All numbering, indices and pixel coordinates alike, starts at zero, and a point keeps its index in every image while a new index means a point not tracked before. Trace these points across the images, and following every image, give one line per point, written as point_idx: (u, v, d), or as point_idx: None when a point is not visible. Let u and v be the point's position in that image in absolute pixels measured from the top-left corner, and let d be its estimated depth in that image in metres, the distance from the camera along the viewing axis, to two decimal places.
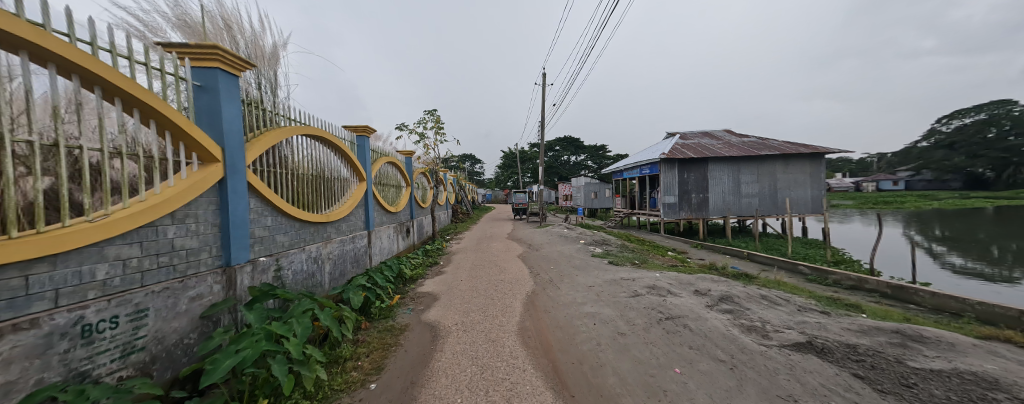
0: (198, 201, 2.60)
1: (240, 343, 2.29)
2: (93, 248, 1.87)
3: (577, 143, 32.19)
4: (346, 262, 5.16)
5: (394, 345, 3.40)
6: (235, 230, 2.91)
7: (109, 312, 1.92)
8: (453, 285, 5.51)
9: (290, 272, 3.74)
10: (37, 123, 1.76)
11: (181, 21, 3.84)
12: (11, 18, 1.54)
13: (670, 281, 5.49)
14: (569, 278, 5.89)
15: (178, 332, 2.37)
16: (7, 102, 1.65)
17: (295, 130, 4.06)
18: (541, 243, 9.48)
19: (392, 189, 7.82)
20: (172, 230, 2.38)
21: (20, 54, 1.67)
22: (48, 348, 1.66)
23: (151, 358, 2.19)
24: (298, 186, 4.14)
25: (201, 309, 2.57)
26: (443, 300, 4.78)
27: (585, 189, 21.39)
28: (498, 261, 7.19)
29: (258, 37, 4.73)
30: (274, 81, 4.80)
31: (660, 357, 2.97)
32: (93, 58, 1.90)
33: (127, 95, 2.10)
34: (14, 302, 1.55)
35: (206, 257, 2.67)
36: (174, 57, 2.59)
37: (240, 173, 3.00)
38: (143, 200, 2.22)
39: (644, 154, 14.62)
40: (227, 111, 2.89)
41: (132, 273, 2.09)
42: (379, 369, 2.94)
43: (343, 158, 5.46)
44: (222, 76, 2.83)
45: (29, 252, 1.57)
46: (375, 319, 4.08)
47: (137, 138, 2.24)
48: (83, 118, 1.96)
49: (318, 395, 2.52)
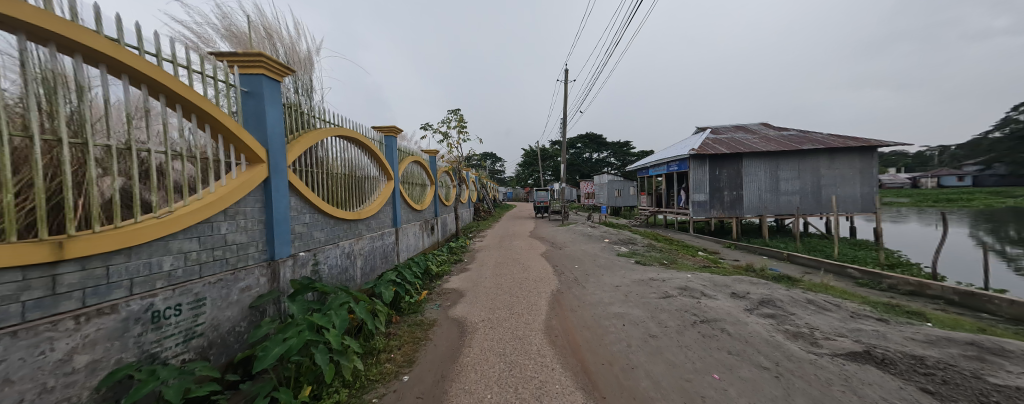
0: (246, 199, 2.79)
1: (287, 332, 2.45)
2: (160, 242, 2.06)
3: (599, 140, 31.57)
4: (376, 257, 5.35)
5: (424, 339, 3.50)
6: (278, 227, 3.09)
7: (174, 300, 2.11)
8: (479, 282, 5.57)
9: (327, 267, 3.94)
10: (112, 130, 1.96)
11: (229, 32, 4.15)
12: (91, 33, 1.72)
13: (703, 283, 5.24)
14: (595, 277, 5.76)
15: (230, 321, 2.56)
16: (90, 110, 1.85)
17: (329, 132, 4.25)
18: (564, 242, 9.37)
19: (417, 187, 8.02)
20: (225, 226, 2.57)
21: (99, 67, 1.86)
22: (125, 332, 1.84)
23: (209, 344, 2.39)
24: (331, 185, 4.33)
25: (249, 299, 2.76)
26: (469, 297, 4.85)
27: (608, 187, 20.56)
28: (522, 259, 7.17)
29: (295, 43, 5.01)
30: (309, 85, 5.06)
31: (697, 361, 2.86)
32: (158, 68, 2.08)
33: (186, 101, 2.29)
34: (98, 289, 1.74)
35: (253, 251, 2.87)
36: (225, 67, 2.79)
37: (282, 172, 3.18)
38: (200, 198, 2.42)
39: (672, 150, 14.07)
40: (271, 115, 3.07)
41: (192, 264, 2.28)
42: (411, 362, 3.04)
43: (373, 157, 5.67)
44: (266, 82, 3.02)
45: (110, 244, 1.75)
46: (404, 314, 4.20)
47: (194, 141, 2.44)
48: (150, 124, 2.16)
49: (355, 384, 2.65)
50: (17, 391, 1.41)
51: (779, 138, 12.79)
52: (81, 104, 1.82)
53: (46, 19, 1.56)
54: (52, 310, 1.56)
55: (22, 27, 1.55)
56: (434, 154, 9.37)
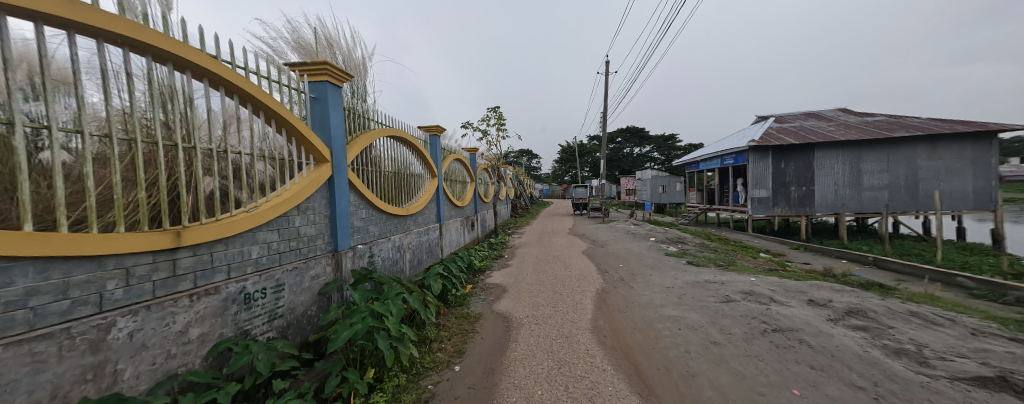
0: (314, 195, 3.05)
1: (353, 318, 2.63)
2: (249, 233, 2.32)
3: (643, 134, 29.97)
4: (422, 251, 5.57)
5: (472, 332, 3.56)
6: (340, 221, 3.34)
7: (260, 285, 2.36)
8: (521, 278, 5.56)
9: (380, 259, 4.19)
10: (212, 134, 2.24)
11: (297, 44, 4.56)
12: (197, 52, 2.01)
13: (772, 287, 4.72)
14: (642, 277, 5.46)
15: (303, 305, 2.82)
16: (196, 118, 2.14)
17: (381, 133, 4.50)
18: (606, 240, 9.01)
19: (458, 184, 8.22)
20: (298, 219, 2.83)
21: (203, 81, 2.16)
22: (225, 310, 2.10)
23: (287, 324, 2.65)
24: (383, 183, 4.59)
25: (317, 286, 3.01)
26: (512, 292, 4.85)
27: (652, 184, 18.89)
28: (563, 256, 7.02)
29: (351, 50, 5.37)
30: (364, 89, 5.40)
31: (771, 374, 2.56)
32: (246, 79, 2.35)
33: (266, 107, 2.54)
34: (206, 273, 2.00)
35: (321, 243, 3.13)
36: (296, 76, 3.06)
37: (344, 171, 3.42)
38: (279, 194, 2.69)
39: (729, 141, 12.85)
40: (334, 119, 3.32)
41: (274, 254, 2.55)
42: (460, 353, 3.11)
43: (419, 156, 5.90)
44: (330, 88, 3.27)
45: (213, 234, 2.00)
46: (451, 306, 4.32)
47: (274, 143, 2.71)
48: (240, 128, 2.43)
49: (413, 370, 2.78)
50: (150, 355, 1.67)
51: (864, 124, 11.11)
52: (190, 112, 2.10)
53: (162, 40, 1.82)
54: (174, 289, 1.81)
55: (145, 49, 1.82)
56: (474, 152, 9.52)
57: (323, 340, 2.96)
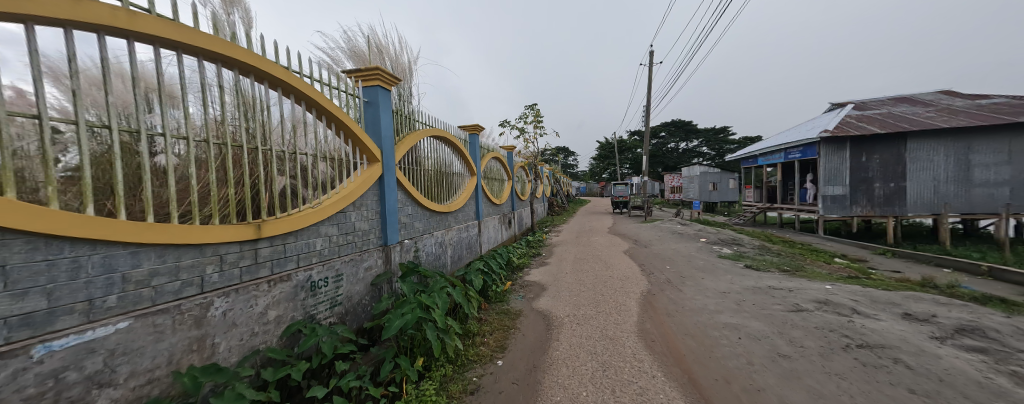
0: (367, 193, 3.26)
1: (403, 308, 2.76)
2: (314, 227, 2.54)
3: (691, 127, 28.05)
4: (462, 247, 5.72)
5: (513, 328, 3.57)
6: (389, 217, 3.53)
7: (322, 274, 2.58)
8: (561, 277, 5.48)
9: (424, 253, 4.37)
10: (283, 138, 2.48)
11: (352, 51, 4.90)
12: (272, 64, 2.25)
13: (853, 297, 4.16)
14: (693, 280, 5.11)
15: (358, 294, 3.04)
16: (273, 124, 2.40)
17: (425, 133, 4.68)
18: (649, 240, 8.56)
19: (496, 182, 8.30)
20: (354, 215, 3.04)
21: (277, 90, 2.41)
22: (295, 296, 2.31)
23: (345, 311, 2.87)
24: (426, 181, 4.77)
25: (370, 277, 3.23)
26: (551, 291, 4.79)
27: (700, 181, 17.09)
28: (603, 256, 6.79)
29: (398, 55, 5.65)
30: (409, 91, 5.65)
31: (857, 396, 2.25)
32: (311, 87, 2.59)
33: (328, 112, 2.77)
34: (280, 262, 2.23)
35: (373, 237, 3.33)
36: (351, 82, 3.28)
37: (392, 169, 3.61)
38: (338, 191, 2.90)
39: (794, 132, 11.55)
40: (384, 121, 3.52)
41: (334, 246, 2.77)
42: (503, 348, 3.14)
43: (459, 155, 6.06)
44: (381, 92, 3.47)
45: (285, 227, 2.23)
46: (492, 302, 4.37)
47: (333, 144, 2.94)
48: (306, 132, 2.67)
49: (458, 361, 2.86)
50: (238, 332, 1.89)
51: (974, 109, 9.37)
52: (267, 118, 2.34)
53: (247, 56, 2.07)
54: (256, 275, 2.04)
55: (232, 63, 2.06)
56: (511, 150, 9.55)
57: (376, 328, 3.15)
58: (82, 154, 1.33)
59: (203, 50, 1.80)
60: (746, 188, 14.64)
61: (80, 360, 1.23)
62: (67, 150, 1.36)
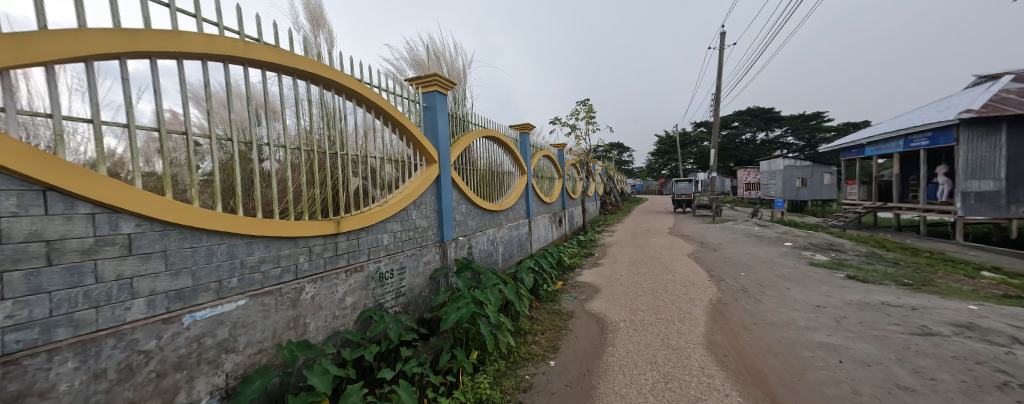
0: (426, 192, 3.48)
1: (459, 302, 2.89)
2: (382, 223, 2.79)
3: (770, 115, 24.80)
4: (513, 246, 5.80)
5: (564, 329, 3.52)
6: (445, 215, 3.72)
7: (388, 266, 2.82)
8: (616, 279, 5.26)
9: (477, 250, 4.54)
10: (357, 144, 2.76)
11: (413, 60, 5.26)
12: (349, 79, 2.54)
13: (1010, 322, 3.28)
14: (775, 290, 4.49)
15: (418, 286, 3.26)
16: (349, 131, 2.69)
17: (479, 133, 4.82)
18: (717, 242, 7.79)
19: (546, 180, 8.26)
20: (415, 213, 3.27)
21: (353, 101, 2.70)
22: (367, 285, 2.57)
23: (408, 302, 3.10)
24: (478, 180, 4.93)
25: (429, 271, 3.43)
26: (605, 293, 4.62)
27: (784, 176, 14.59)
28: (663, 259, 6.35)
29: (454, 60, 5.92)
30: (464, 93, 5.88)
31: None
32: (379, 96, 2.85)
33: (393, 117, 3.03)
34: (355, 254, 2.49)
35: (431, 234, 3.55)
36: (413, 89, 3.53)
37: (448, 169, 3.80)
38: (401, 191, 3.15)
39: (911, 118, 9.57)
40: (441, 124, 3.71)
41: (399, 241, 3.01)
42: (555, 348, 3.12)
43: (510, 154, 6.15)
44: (438, 97, 3.68)
45: (359, 223, 2.48)
46: (543, 301, 4.36)
47: (397, 147, 3.19)
48: (375, 137, 2.95)
49: (511, 357, 2.91)
50: (324, 314, 2.16)
51: None
52: (344, 126, 2.63)
53: (330, 72, 2.35)
54: (336, 265, 2.31)
55: (319, 80, 2.37)
56: (562, 148, 9.40)
57: (434, 318, 3.36)
58: (214, 162, 1.63)
59: (296, 70, 2.09)
60: (847, 184, 12.12)
61: (214, 329, 1.51)
62: (204, 159, 1.68)
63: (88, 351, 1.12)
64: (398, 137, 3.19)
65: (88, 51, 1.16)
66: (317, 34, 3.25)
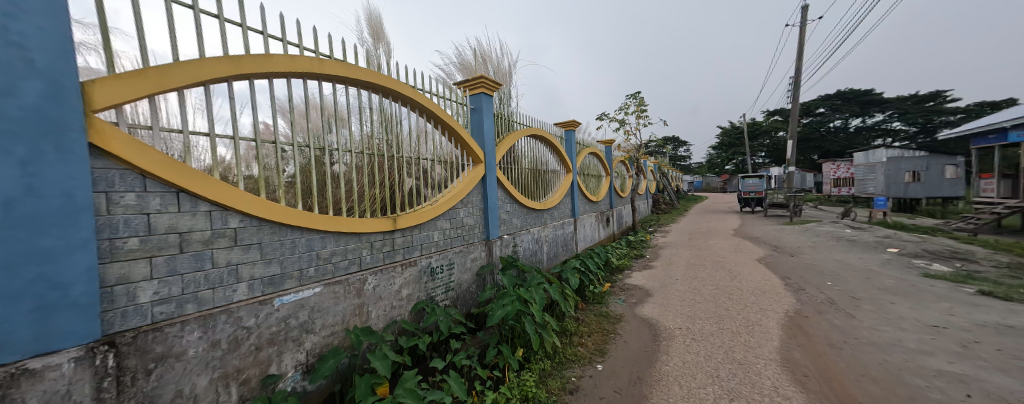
0: (472, 191, 3.60)
1: (504, 300, 2.95)
2: (433, 221, 2.95)
3: (867, 99, 21.19)
4: (558, 245, 5.74)
5: (613, 332, 3.37)
6: (491, 213, 3.81)
7: (439, 262, 2.98)
8: (670, 283, 4.89)
9: (522, 249, 4.58)
10: (411, 147, 2.95)
11: (461, 64, 5.47)
12: (404, 86, 2.73)
13: None
14: (873, 304, 3.59)
15: (466, 282, 3.39)
16: (404, 136, 2.89)
17: (523, 133, 4.85)
18: (794, 246, 6.88)
19: (593, 178, 8.03)
20: (462, 211, 3.40)
21: (407, 107, 2.90)
22: (420, 279, 2.74)
23: (457, 296, 3.25)
24: (522, 179, 4.96)
25: (476, 267, 3.55)
26: (657, 297, 4.33)
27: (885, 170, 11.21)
28: (725, 262, 5.79)
29: (500, 61, 6.03)
30: (510, 93, 5.96)
31: None
32: (430, 100, 3.02)
33: (443, 121, 3.19)
34: (409, 249, 2.68)
35: (477, 232, 3.67)
36: (460, 92, 3.68)
37: (493, 169, 3.89)
38: (450, 190, 3.30)
39: None
40: (487, 125, 3.80)
41: (448, 238, 3.17)
42: (603, 352, 2.99)
43: (555, 152, 6.09)
44: (484, 98, 3.78)
45: (413, 220, 2.66)
46: (589, 302, 4.24)
47: (446, 149, 3.34)
48: (426, 140, 3.12)
49: (556, 358, 2.87)
50: (384, 304, 2.35)
51: None
52: (400, 130, 2.83)
53: (388, 82, 2.56)
54: (393, 259, 2.50)
55: (379, 89, 2.58)
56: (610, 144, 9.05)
57: (481, 314, 3.47)
58: (296, 166, 1.87)
59: (361, 81, 2.31)
60: (980, 178, 9.65)
61: (296, 311, 1.73)
62: (288, 164, 1.93)
63: (208, 324, 1.36)
64: (447, 139, 3.35)
65: (206, 76, 1.40)
66: (377, 46, 3.54)
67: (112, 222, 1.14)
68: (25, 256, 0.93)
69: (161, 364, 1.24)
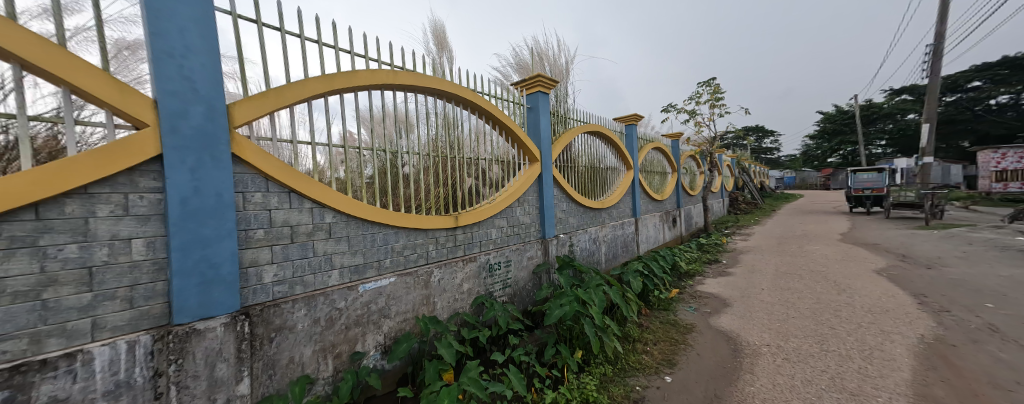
0: (528, 190, 3.64)
1: (562, 300, 2.93)
2: (490, 219, 3.06)
3: None
4: (617, 246, 5.51)
5: (683, 343, 3.10)
6: (546, 212, 3.80)
7: (496, 258, 3.07)
8: (753, 292, 4.32)
9: (579, 249, 4.50)
10: (471, 148, 3.09)
11: (518, 64, 5.56)
12: (466, 90, 2.88)
13: None
14: None
15: (523, 280, 3.45)
16: (465, 137, 3.04)
17: (580, 130, 4.74)
18: (926, 255, 5.56)
19: (657, 175, 7.52)
20: (519, 210, 3.46)
21: (467, 110, 3.05)
22: (479, 275, 2.86)
23: (514, 293, 3.32)
24: (579, 177, 4.87)
25: (532, 265, 3.59)
26: (736, 307, 3.87)
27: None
28: (824, 271, 4.94)
29: (557, 58, 5.98)
30: (566, 90, 5.88)
31: None
32: (489, 102, 3.13)
33: (501, 121, 3.28)
34: (470, 246, 2.82)
35: (533, 230, 3.70)
36: (517, 92, 3.74)
37: (549, 167, 3.88)
38: (507, 188, 3.39)
39: None
40: (543, 123, 3.81)
41: (505, 236, 3.26)
42: (671, 363, 2.75)
43: (614, 149, 5.84)
44: (541, 96, 3.79)
45: (473, 218, 2.79)
46: (654, 308, 3.98)
47: (503, 148, 3.42)
48: (484, 141, 3.24)
49: (618, 364, 2.73)
50: (448, 296, 2.52)
51: None
52: (461, 133, 2.99)
53: (451, 86, 2.72)
54: (455, 254, 2.65)
55: (443, 94, 2.75)
56: (677, 138, 8.36)
57: (539, 312, 3.50)
58: (374, 168, 2.09)
59: (428, 88, 2.49)
60: None
61: (376, 298, 1.94)
62: (368, 167, 2.17)
63: (311, 303, 1.60)
64: (505, 139, 3.44)
65: (309, 93, 1.65)
66: (440, 54, 3.79)
67: (246, 216, 1.41)
68: (193, 242, 1.21)
69: (279, 333, 1.50)
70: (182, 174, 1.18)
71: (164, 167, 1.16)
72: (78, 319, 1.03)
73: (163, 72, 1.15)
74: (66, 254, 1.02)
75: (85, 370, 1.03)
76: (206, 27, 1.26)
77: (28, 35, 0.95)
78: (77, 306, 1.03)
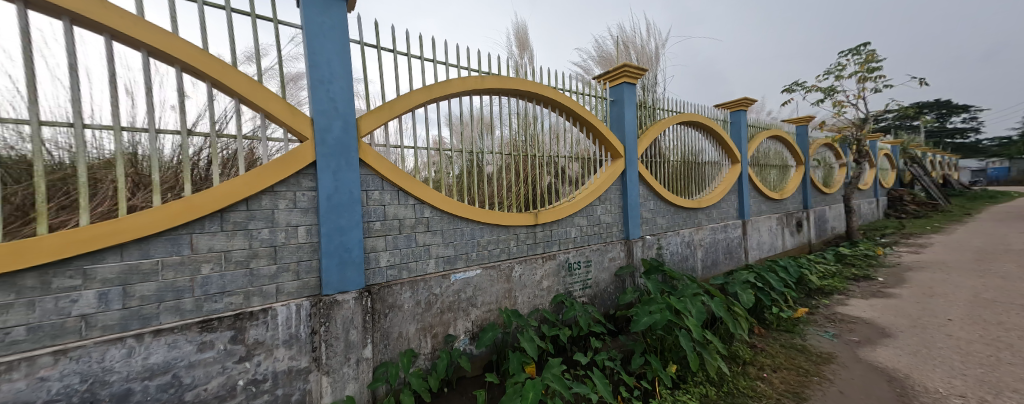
0: (611, 188, 3.49)
1: (651, 306, 2.74)
2: (570, 218, 3.03)
3: None
4: (718, 251, 4.87)
5: (814, 374, 2.56)
6: (630, 211, 3.59)
7: (576, 257, 3.03)
8: (925, 322, 3.29)
9: (669, 253, 4.12)
10: (550, 146, 3.11)
11: (601, 57, 5.35)
12: (547, 89, 2.91)
13: None
14: None
15: (604, 282, 3.33)
16: (545, 136, 3.07)
17: (671, 121, 4.31)
18: None
19: (772, 170, 6.35)
20: (600, 209, 3.34)
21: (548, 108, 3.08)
22: (558, 273, 2.87)
23: (595, 295, 3.23)
24: (670, 174, 4.45)
25: (615, 267, 3.44)
26: (895, 340, 3.02)
27: None
28: None
29: (644, 45, 5.54)
30: (655, 78, 5.41)
31: None
32: (570, 98, 3.09)
33: (582, 118, 3.21)
34: (549, 243, 2.84)
35: (615, 231, 3.53)
36: (600, 85, 3.60)
37: (633, 163, 3.64)
38: (586, 186, 3.31)
39: None
40: (628, 117, 3.59)
41: (585, 235, 3.19)
42: (799, 396, 2.29)
43: (715, 140, 5.14)
44: (626, 88, 3.58)
45: (552, 216, 2.81)
46: (770, 328, 3.39)
47: (583, 144, 3.35)
48: (564, 138, 3.22)
49: (724, 386, 2.41)
50: (528, 291, 2.59)
51: None
52: (541, 131, 3.03)
53: (533, 86, 2.78)
54: (534, 251, 2.71)
55: (526, 94, 2.83)
56: (804, 124, 6.88)
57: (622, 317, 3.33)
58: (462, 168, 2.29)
59: (512, 90, 2.59)
60: None
61: (465, 287, 2.11)
62: (456, 166, 2.37)
63: (414, 287, 1.84)
64: (586, 135, 3.36)
65: (413, 103, 1.88)
66: (522, 54, 3.89)
67: (369, 210, 1.69)
68: (334, 230, 1.51)
69: (392, 310, 1.76)
70: (328, 176, 1.49)
71: (316, 170, 1.48)
72: (268, 284, 1.39)
73: (317, 95, 1.46)
74: (263, 235, 1.37)
75: (274, 322, 1.38)
76: (345, 55, 1.54)
77: (244, 78, 1.32)
78: (267, 274, 1.39)
